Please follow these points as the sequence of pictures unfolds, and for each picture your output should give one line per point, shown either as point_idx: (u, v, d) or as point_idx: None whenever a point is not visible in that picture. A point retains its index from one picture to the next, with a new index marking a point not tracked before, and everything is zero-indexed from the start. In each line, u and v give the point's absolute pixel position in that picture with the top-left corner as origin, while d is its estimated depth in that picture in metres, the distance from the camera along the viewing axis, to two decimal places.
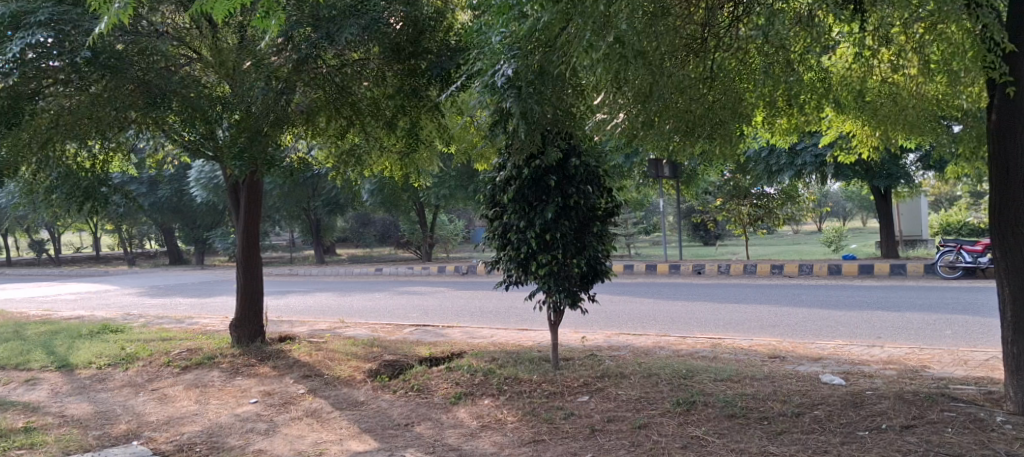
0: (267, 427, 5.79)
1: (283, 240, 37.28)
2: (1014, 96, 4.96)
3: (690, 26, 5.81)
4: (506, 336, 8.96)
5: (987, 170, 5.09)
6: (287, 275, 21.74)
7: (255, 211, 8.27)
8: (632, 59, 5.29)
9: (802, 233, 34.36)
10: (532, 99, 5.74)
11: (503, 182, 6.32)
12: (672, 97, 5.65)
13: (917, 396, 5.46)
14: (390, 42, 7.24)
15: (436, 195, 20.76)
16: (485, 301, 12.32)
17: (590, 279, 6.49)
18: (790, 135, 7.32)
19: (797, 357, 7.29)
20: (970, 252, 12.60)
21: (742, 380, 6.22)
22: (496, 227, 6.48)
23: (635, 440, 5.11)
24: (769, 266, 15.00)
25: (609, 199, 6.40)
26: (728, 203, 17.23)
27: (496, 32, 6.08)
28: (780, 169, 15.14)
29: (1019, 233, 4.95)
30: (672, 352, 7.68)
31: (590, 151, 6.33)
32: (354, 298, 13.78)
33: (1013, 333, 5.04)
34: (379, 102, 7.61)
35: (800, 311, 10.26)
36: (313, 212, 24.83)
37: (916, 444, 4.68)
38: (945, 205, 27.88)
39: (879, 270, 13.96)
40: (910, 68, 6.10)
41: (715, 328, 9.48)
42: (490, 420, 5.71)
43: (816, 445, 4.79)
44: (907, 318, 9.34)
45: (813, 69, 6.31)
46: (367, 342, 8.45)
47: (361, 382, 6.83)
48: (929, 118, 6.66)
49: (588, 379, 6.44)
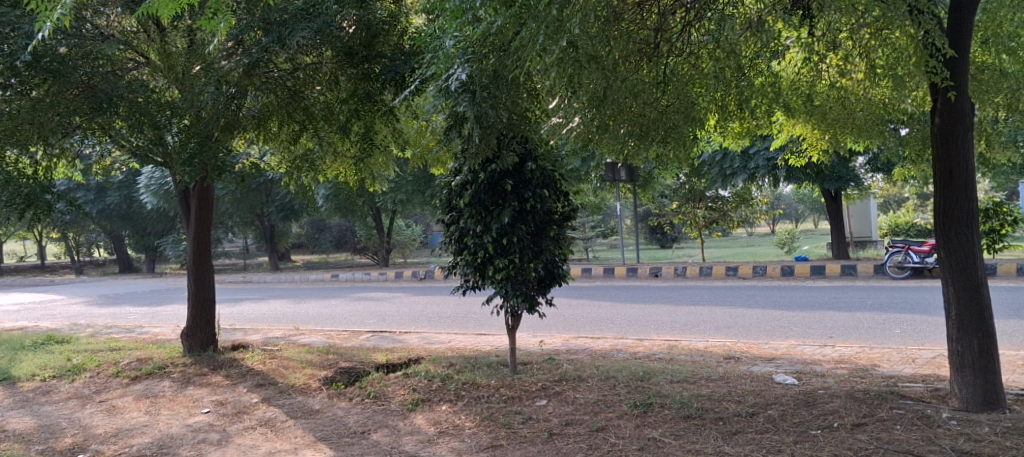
0: (220, 438, 5.69)
1: (236, 247, 36.73)
2: (956, 100, 5.09)
3: (643, 30, 5.83)
4: (464, 341, 8.93)
5: (933, 174, 5.20)
6: (240, 282, 21.44)
7: (206, 216, 8.12)
8: (586, 64, 5.31)
9: (755, 235, 34.93)
10: (487, 103, 5.80)
11: (459, 186, 6.30)
12: (625, 101, 5.68)
13: (868, 395, 5.57)
14: (343, 45, 7.16)
15: (392, 200, 20.65)
16: (442, 307, 12.27)
17: (547, 283, 6.50)
18: (742, 139, 7.41)
19: (751, 357, 7.39)
20: (917, 252, 12.91)
21: (698, 382, 6.29)
22: (453, 232, 6.46)
23: (592, 443, 5.12)
24: (724, 268, 15.19)
25: (565, 203, 6.45)
26: (684, 206, 17.42)
27: (450, 37, 6.03)
28: (733, 172, 15.37)
29: (961, 233, 5.09)
30: (629, 354, 7.73)
31: (546, 155, 6.37)
32: (309, 305, 13.62)
33: (957, 332, 5.16)
34: (333, 106, 7.52)
35: (753, 313, 10.41)
36: (266, 218, 24.44)
37: (867, 441, 4.77)
38: (893, 207, 28.57)
39: (830, 270, 14.24)
40: (857, 73, 6.16)
41: (671, 330, 9.57)
42: (448, 426, 5.68)
43: (769, 445, 4.84)
44: (857, 318, 9.53)
45: (762, 74, 6.40)
46: (322, 350, 8.36)
47: (317, 390, 6.75)
48: (876, 122, 6.77)
49: (546, 383, 6.44)
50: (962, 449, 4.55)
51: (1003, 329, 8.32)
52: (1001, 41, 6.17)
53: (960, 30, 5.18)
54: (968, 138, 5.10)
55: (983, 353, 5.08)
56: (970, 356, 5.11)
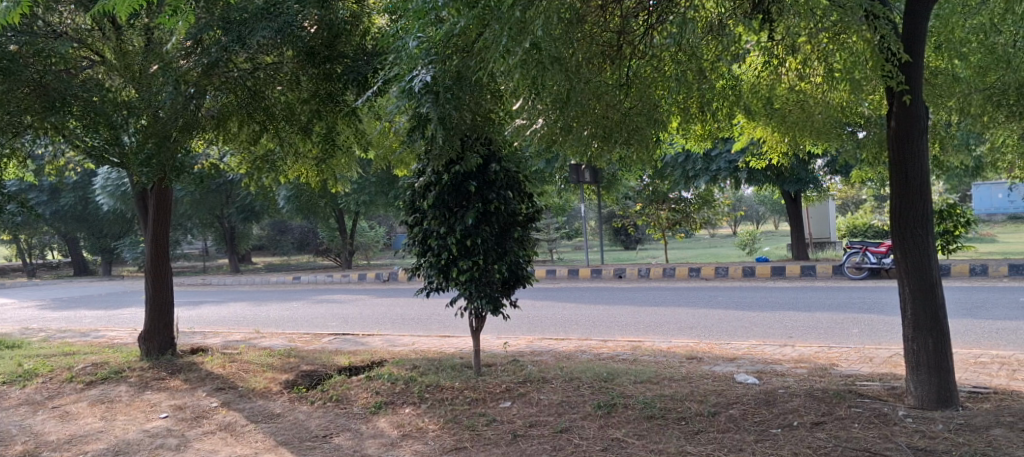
0: (178, 443, 5.60)
1: (195, 249, 36.23)
2: (910, 103, 5.20)
3: (605, 33, 5.96)
4: (428, 344, 8.89)
5: (890, 176, 5.31)
6: (200, 284, 21.12)
7: (164, 218, 7.99)
8: (549, 66, 5.29)
9: (717, 237, 35.33)
10: (450, 105, 5.73)
11: (423, 187, 6.26)
12: (588, 103, 5.68)
13: (827, 394, 5.66)
14: (304, 45, 7.08)
15: (356, 201, 20.50)
16: (406, 309, 12.21)
17: (511, 285, 6.50)
18: (705, 141, 7.46)
19: (713, 358, 7.46)
20: (874, 253, 13.14)
21: (661, 382, 6.33)
22: (417, 234, 6.42)
23: (556, 445, 5.13)
24: (687, 269, 15.33)
25: (530, 205, 6.44)
26: (648, 208, 17.54)
27: (413, 37, 6.03)
28: (696, 174, 15.54)
29: (917, 233, 5.19)
30: (593, 355, 7.75)
31: (510, 156, 6.38)
32: (270, 308, 13.47)
33: (913, 330, 5.26)
34: (294, 106, 7.42)
35: (715, 313, 10.52)
36: (227, 219, 24.14)
37: (825, 440, 4.83)
38: (851, 209, 29.08)
39: (790, 271, 14.43)
40: (816, 77, 6.24)
41: (635, 331, 9.62)
42: (411, 429, 5.64)
43: (731, 444, 4.89)
44: (816, 318, 9.68)
45: (724, 77, 6.56)
46: (283, 353, 8.26)
47: (278, 394, 6.67)
48: (834, 125, 6.94)
49: (510, 384, 6.43)
50: (917, 446, 4.64)
51: (957, 328, 8.51)
52: (953, 46, 6.30)
53: (916, 35, 5.28)
54: (923, 141, 5.21)
55: (938, 351, 5.18)
56: (926, 355, 5.21)
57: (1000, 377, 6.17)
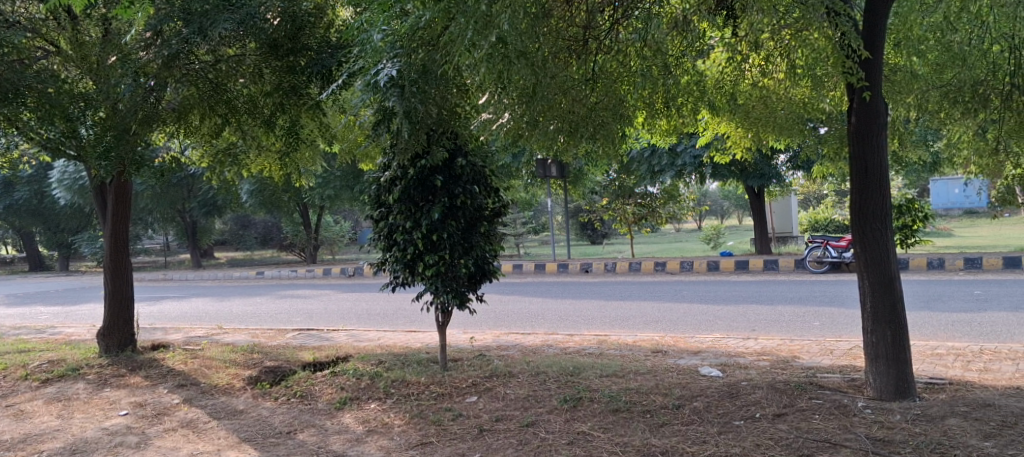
0: (138, 440, 5.51)
1: (155, 244, 35.76)
2: (871, 99, 5.28)
3: (571, 27, 5.95)
4: (394, 339, 8.86)
5: (850, 172, 5.38)
6: (160, 280, 20.81)
7: (124, 212, 7.85)
8: (514, 60, 5.28)
9: (682, 231, 35.61)
10: (416, 98, 5.70)
11: (388, 182, 6.24)
12: (555, 98, 5.63)
13: (788, 386, 5.74)
14: (267, 37, 6.99)
15: (320, 195, 20.32)
16: (372, 304, 12.14)
17: (477, 279, 6.49)
18: (670, 136, 7.45)
19: (678, 351, 7.52)
20: (835, 248, 13.34)
21: (626, 376, 6.37)
22: (382, 228, 6.39)
23: (522, 439, 5.13)
24: (653, 263, 15.45)
25: (496, 200, 6.43)
26: (614, 202, 17.61)
27: (378, 30, 6.03)
28: (662, 169, 15.64)
29: (875, 228, 5.27)
30: (559, 350, 7.78)
31: (477, 150, 6.33)
32: (233, 304, 13.31)
33: (872, 323, 5.35)
34: (257, 99, 7.32)
35: (681, 307, 10.63)
36: (188, 214, 23.81)
37: (787, 431, 4.89)
38: (813, 204, 29.54)
39: (753, 265, 14.61)
40: (779, 74, 6.37)
41: (601, 325, 9.66)
42: (377, 424, 5.61)
43: (695, 436, 4.94)
44: (778, 311, 9.82)
45: (688, 73, 6.53)
46: (246, 349, 8.16)
47: (241, 390, 6.60)
48: (797, 121, 7.01)
49: (477, 379, 6.43)
50: (876, 436, 4.72)
51: (914, 320, 8.69)
52: (911, 44, 6.41)
53: (874, 32, 5.36)
54: (882, 138, 5.29)
55: (896, 344, 5.27)
56: (885, 347, 5.30)
57: (956, 368, 6.31)
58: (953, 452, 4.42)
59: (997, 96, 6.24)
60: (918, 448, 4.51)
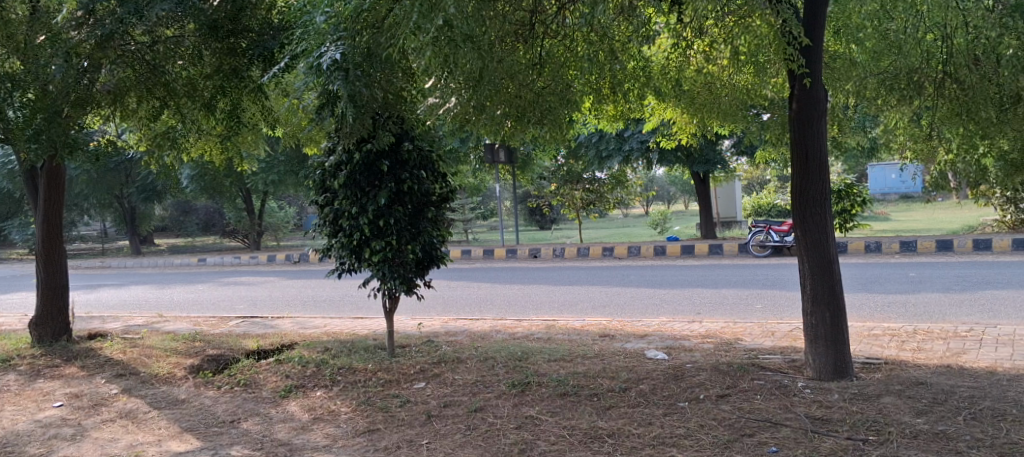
0: (74, 432, 5.36)
1: (91, 231, 34.85)
2: (811, 86, 5.37)
3: (518, 12, 5.76)
4: (340, 326, 8.79)
5: (790, 156, 5.47)
6: (97, 267, 20.29)
7: (57, 199, 7.59)
8: (461, 44, 5.20)
9: (630, 216, 35.99)
10: (360, 82, 5.56)
11: (333, 167, 6.15)
12: (501, 82, 5.63)
13: (731, 368, 5.85)
14: (206, 18, 6.84)
15: (264, 180, 19.98)
16: (318, 291, 11.99)
17: (425, 265, 6.46)
18: (617, 122, 7.45)
19: (625, 335, 7.60)
20: (777, 232, 13.67)
21: (574, 360, 6.41)
22: (327, 214, 6.30)
23: (470, 424, 5.13)
24: (601, 248, 15.57)
25: (444, 185, 6.38)
26: (562, 188, 17.63)
27: (321, 12, 5.89)
28: (609, 155, 15.75)
29: (816, 211, 5.38)
30: (508, 335, 7.78)
31: (424, 135, 6.29)
32: (173, 292, 13.01)
33: (812, 306, 5.47)
34: (196, 82, 7.14)
35: (628, 291, 10.73)
36: (126, 200, 23.21)
37: (730, 411, 4.98)
38: (756, 190, 30.17)
39: (699, 250, 14.84)
40: (722, 60, 6.62)
41: (549, 310, 9.71)
42: (323, 412, 5.56)
43: (641, 418, 4.99)
44: (723, 294, 10.00)
45: (634, 58, 6.56)
46: (188, 337, 8.00)
47: (182, 379, 6.46)
48: (741, 108, 7.12)
49: (424, 365, 6.40)
50: (815, 415, 4.83)
51: (853, 302, 8.94)
52: (850, 31, 6.70)
53: (815, 19, 5.46)
54: (822, 123, 5.40)
55: (835, 325, 5.40)
56: (823, 328, 5.43)
57: (891, 348, 6.50)
58: (888, 429, 4.54)
59: (931, 84, 6.21)
60: (854, 426, 4.62)
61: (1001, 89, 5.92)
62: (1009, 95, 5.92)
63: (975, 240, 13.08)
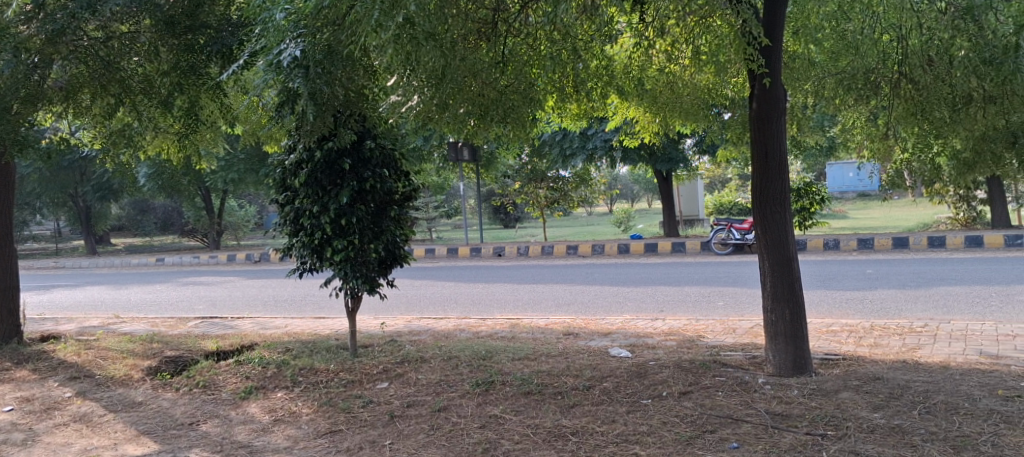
0: (26, 437, 5.23)
1: (44, 231, 34.12)
2: (771, 86, 5.43)
3: (481, 10, 5.79)
4: (302, 326, 8.70)
5: (750, 154, 5.53)
6: (50, 268, 19.85)
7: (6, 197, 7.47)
8: (423, 41, 5.14)
9: (593, 214, 36.18)
10: (321, 80, 5.52)
11: (294, 165, 6.09)
12: (464, 80, 5.62)
13: (694, 365, 5.90)
14: (162, 14, 6.79)
15: (223, 179, 19.70)
16: (279, 290, 11.87)
17: (388, 264, 6.43)
18: (581, 120, 7.46)
19: (588, 333, 7.63)
20: (738, 230, 13.77)
21: (538, 358, 6.42)
22: (288, 212, 6.23)
23: (434, 424, 5.11)
24: (565, 246, 15.61)
25: (406, 183, 6.35)
26: (526, 186, 17.64)
27: (280, 9, 5.75)
28: (573, 153, 15.81)
29: (778, 210, 5.44)
30: (472, 334, 7.76)
31: (386, 133, 6.25)
32: (130, 292, 12.77)
33: (772, 303, 5.53)
34: (153, 79, 7.05)
35: (591, 289, 10.79)
36: (81, 199, 22.74)
37: (692, 408, 5.02)
38: (717, 188, 30.54)
39: (662, 248, 14.97)
40: (684, 59, 6.66)
41: (513, 308, 9.71)
42: (284, 413, 5.49)
43: (605, 416, 5.01)
44: (685, 292, 10.09)
45: (597, 57, 6.52)
46: (145, 338, 7.85)
47: (140, 381, 6.34)
48: (702, 107, 7.23)
49: (387, 365, 6.36)
50: (775, 411, 4.88)
51: (813, 299, 9.09)
52: (809, 32, 6.65)
53: (774, 19, 5.51)
54: (782, 123, 5.45)
55: (794, 321, 5.47)
56: (783, 325, 5.49)
57: (849, 344, 6.60)
58: (846, 424, 4.61)
59: (887, 83, 6.39)
60: (813, 421, 4.68)
61: (954, 89, 5.98)
62: (962, 96, 6.01)
63: (930, 237, 13.37)
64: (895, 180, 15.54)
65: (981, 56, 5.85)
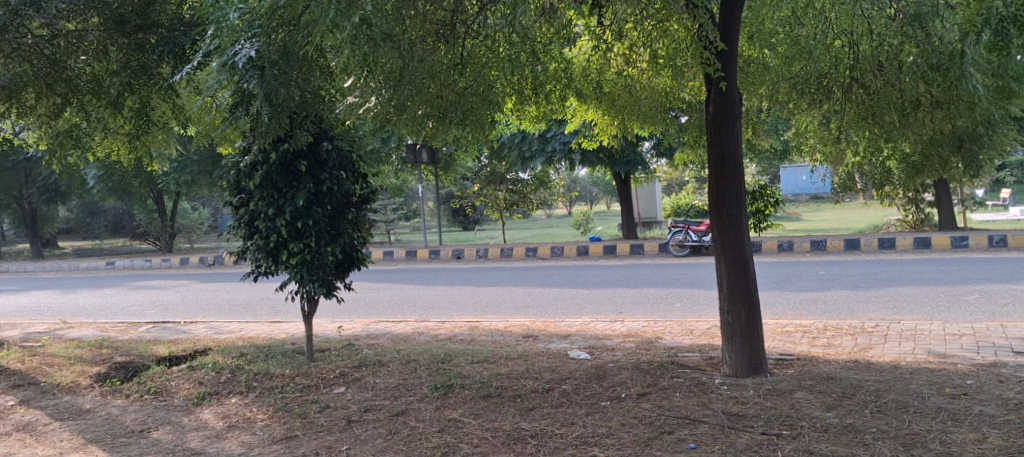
0: None
1: None
2: (727, 90, 5.48)
3: (439, 10, 5.66)
4: (257, 330, 8.56)
5: (707, 158, 5.57)
6: None
7: None
8: (380, 42, 5.12)
9: (552, 216, 36.31)
10: (277, 81, 5.40)
11: (248, 167, 5.97)
12: (423, 82, 5.58)
13: (652, 366, 5.94)
14: (111, 12, 6.71)
15: (175, 181, 19.34)
16: (234, 294, 11.68)
17: (345, 267, 6.38)
18: (540, 122, 7.44)
19: (548, 335, 7.63)
20: (695, 232, 13.97)
21: (497, 361, 6.40)
22: (242, 215, 6.10)
23: (391, 428, 5.06)
24: (524, 249, 15.63)
25: (364, 186, 6.30)
26: (485, 189, 17.55)
27: (235, 9, 5.68)
28: (532, 155, 15.83)
29: (731, 214, 5.50)
30: (430, 337, 7.71)
31: (343, 135, 6.20)
32: (78, 296, 12.46)
33: (729, 304, 5.59)
34: (103, 79, 6.94)
35: (551, 291, 10.81)
36: (26, 201, 22.10)
37: (650, 409, 5.04)
38: (675, 190, 30.85)
39: (620, 250, 15.05)
40: (642, 62, 6.71)
41: (472, 311, 9.67)
42: (238, 419, 5.39)
43: (563, 418, 5.01)
44: (643, 294, 10.17)
45: (556, 60, 6.45)
46: (94, 344, 7.66)
47: (87, 388, 6.18)
48: (660, 110, 7.35)
49: (345, 369, 6.28)
50: (732, 411, 4.93)
51: (768, 300, 9.23)
52: (764, 37, 6.74)
53: (730, 24, 5.56)
54: (737, 127, 5.51)
55: (750, 323, 5.53)
56: (740, 326, 5.55)
57: (803, 344, 6.70)
58: (800, 423, 4.68)
59: (839, 89, 6.60)
60: (769, 421, 4.74)
61: (903, 93, 6.18)
62: (910, 101, 6.19)
63: (881, 238, 13.64)
64: (847, 182, 15.81)
65: (928, 62, 5.99)
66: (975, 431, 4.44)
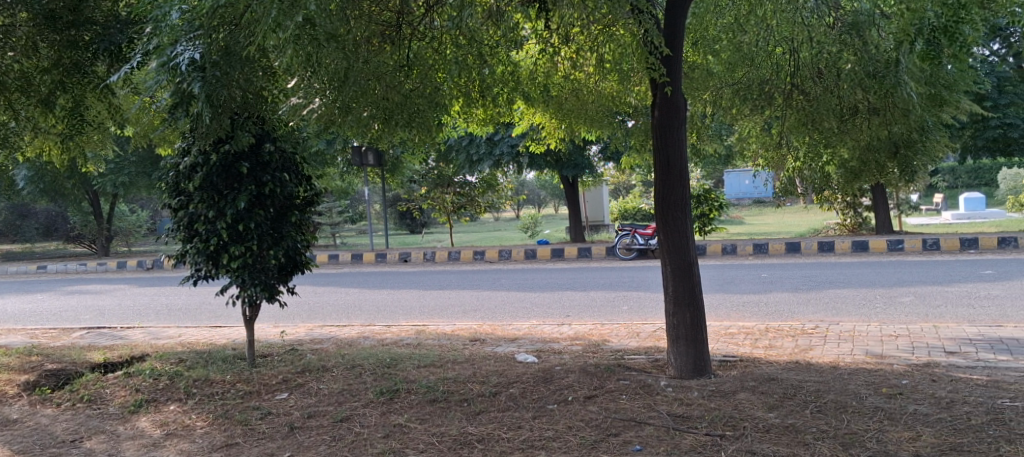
0: None
1: None
2: (672, 94, 5.53)
3: (385, 12, 5.67)
4: (198, 335, 8.36)
5: (653, 162, 5.61)
6: None
7: None
8: (324, 42, 5.00)
9: (500, 220, 36.36)
10: (219, 83, 5.28)
11: (188, 169, 5.82)
12: (368, 83, 5.50)
13: (599, 369, 5.95)
14: (41, 8, 6.47)
15: (112, 182, 18.80)
16: (173, 299, 11.38)
17: (288, 271, 6.27)
18: (488, 125, 7.40)
19: (495, 338, 7.61)
20: (642, 236, 14.12)
21: (444, 365, 6.35)
22: (181, 218, 5.95)
23: (335, 435, 4.97)
24: (472, 252, 15.58)
25: (308, 188, 6.23)
26: (433, 191, 17.52)
27: (174, 8, 5.51)
28: (479, 159, 15.81)
29: (675, 216, 5.56)
30: (376, 341, 7.63)
31: (287, 136, 6.11)
32: (7, 302, 11.99)
33: (674, 307, 5.64)
34: (32, 76, 6.70)
35: (498, 295, 10.78)
36: None
37: (597, 412, 5.05)
38: (622, 193, 31.22)
39: (568, 253, 15.11)
40: (588, 66, 6.77)
41: (418, 315, 9.60)
42: (176, 427, 5.25)
43: (510, 422, 4.99)
44: (590, 296, 10.21)
45: (503, 62, 6.42)
46: (23, 351, 7.38)
47: (15, 397, 5.95)
48: (605, 114, 7.37)
49: (287, 375, 6.16)
50: (676, 413, 4.97)
51: (712, 302, 9.35)
52: (707, 43, 6.87)
53: (674, 29, 5.62)
54: (682, 132, 5.56)
55: (694, 325, 5.59)
56: (684, 329, 5.61)
57: (745, 346, 6.81)
58: (743, 424, 4.74)
59: (779, 95, 6.64)
60: (712, 421, 4.80)
61: (842, 100, 6.32)
62: (848, 107, 6.38)
63: (821, 241, 13.94)
64: (788, 187, 16.15)
65: (865, 70, 6.12)
66: (909, 430, 4.56)
